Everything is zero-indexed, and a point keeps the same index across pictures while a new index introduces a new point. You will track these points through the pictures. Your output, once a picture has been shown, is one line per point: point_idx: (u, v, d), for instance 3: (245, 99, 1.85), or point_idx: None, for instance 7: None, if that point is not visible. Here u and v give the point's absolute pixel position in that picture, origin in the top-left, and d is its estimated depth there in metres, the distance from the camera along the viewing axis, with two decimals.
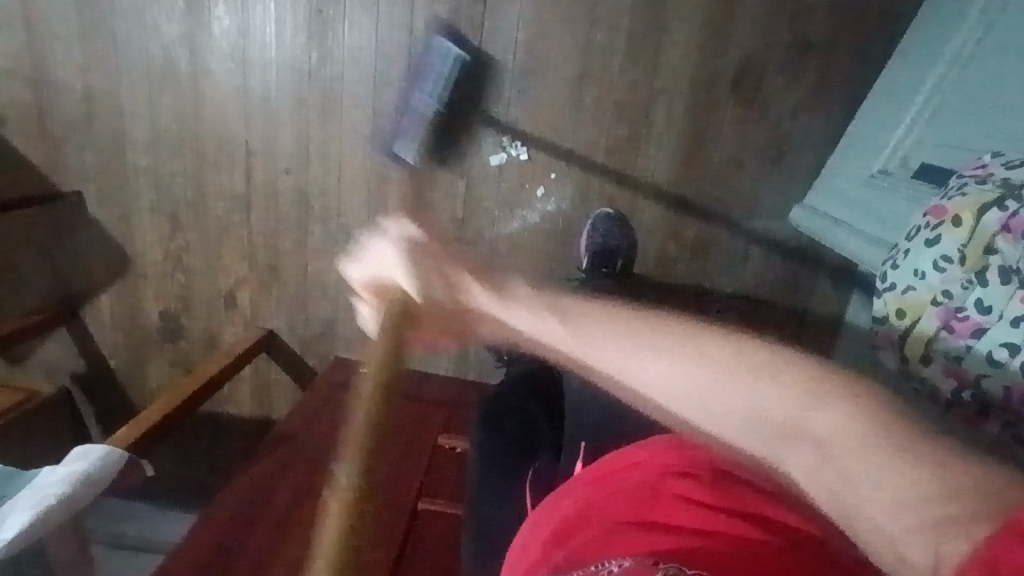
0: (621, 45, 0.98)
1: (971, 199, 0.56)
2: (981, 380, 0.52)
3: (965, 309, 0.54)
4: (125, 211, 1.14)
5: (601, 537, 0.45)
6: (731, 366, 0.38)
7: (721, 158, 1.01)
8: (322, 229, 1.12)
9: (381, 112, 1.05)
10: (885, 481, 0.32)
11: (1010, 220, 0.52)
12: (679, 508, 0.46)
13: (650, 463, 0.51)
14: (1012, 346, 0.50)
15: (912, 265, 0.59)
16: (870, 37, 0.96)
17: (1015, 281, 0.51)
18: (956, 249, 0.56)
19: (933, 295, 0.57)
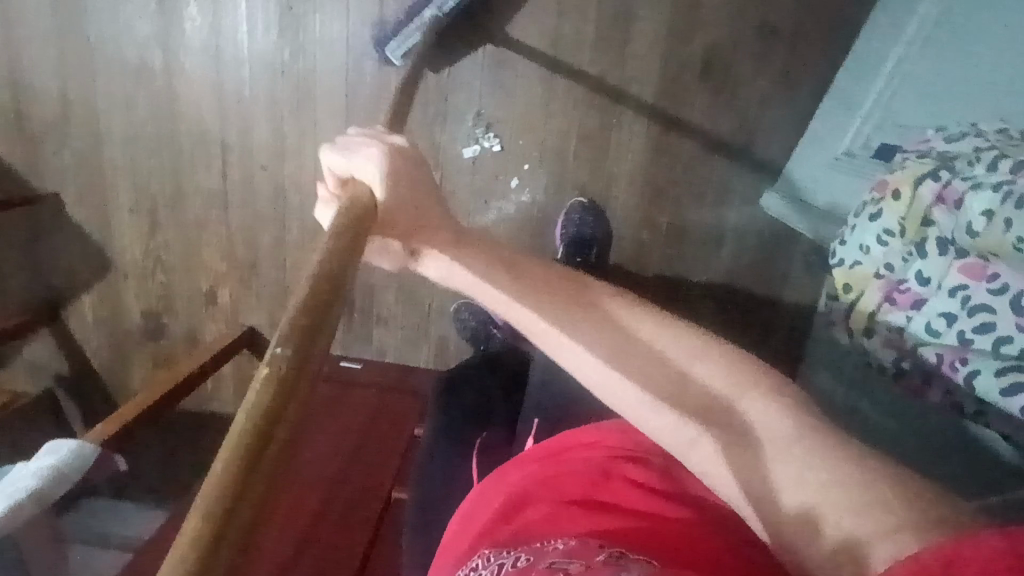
0: (591, 34, 0.97)
1: (910, 171, 0.55)
2: (918, 348, 0.52)
3: (905, 281, 0.53)
4: (104, 212, 1.14)
5: (548, 515, 0.42)
6: (701, 349, 0.44)
7: (694, 145, 1.00)
8: (299, 225, 1.11)
9: (355, 106, 1.04)
10: (809, 465, 0.37)
11: (944, 191, 0.51)
12: (628, 490, 0.43)
13: (600, 445, 0.49)
14: (948, 315, 0.49)
15: (858, 240, 0.58)
16: (839, 21, 0.95)
17: (952, 252, 0.49)
18: (895, 221, 0.54)
19: (876, 268, 0.56)
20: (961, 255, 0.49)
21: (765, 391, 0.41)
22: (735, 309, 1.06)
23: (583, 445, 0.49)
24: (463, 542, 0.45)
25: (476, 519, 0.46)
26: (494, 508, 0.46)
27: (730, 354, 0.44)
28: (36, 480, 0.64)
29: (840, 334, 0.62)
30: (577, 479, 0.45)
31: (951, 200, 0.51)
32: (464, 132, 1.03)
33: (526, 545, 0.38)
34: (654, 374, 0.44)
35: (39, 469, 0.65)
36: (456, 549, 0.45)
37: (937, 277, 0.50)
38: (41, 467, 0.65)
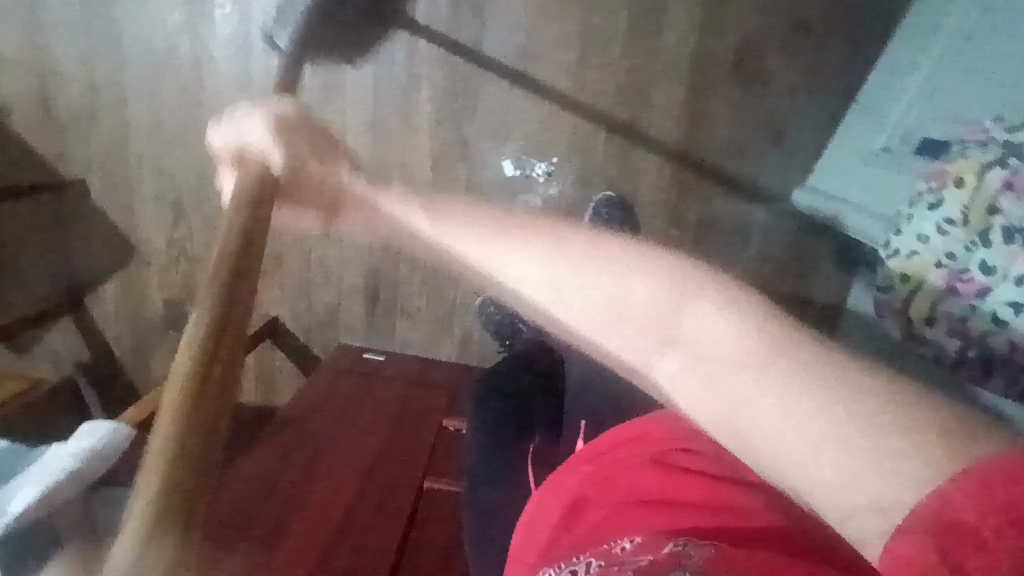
0: (621, 29, 0.97)
1: (971, 160, 0.55)
2: (985, 337, 0.51)
3: (968, 271, 0.53)
4: (128, 201, 1.14)
5: (610, 517, 0.41)
6: (615, 265, 0.43)
7: (723, 141, 1.00)
8: None
9: (383, 98, 1.04)
10: (797, 420, 0.30)
11: (1012, 179, 0.51)
12: (687, 481, 0.41)
13: (651, 436, 0.46)
14: (1016, 305, 0.49)
15: (916, 230, 0.58)
16: (871, 17, 0.94)
17: (1019, 241, 0.49)
18: (957, 208, 0.54)
19: (937, 257, 0.56)
20: None
21: (714, 300, 0.36)
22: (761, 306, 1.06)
23: (638, 436, 0.46)
24: (531, 544, 0.45)
25: (541, 522, 0.45)
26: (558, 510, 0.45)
27: (660, 271, 0.41)
28: (74, 461, 0.64)
29: (899, 328, 0.62)
30: (637, 475, 0.43)
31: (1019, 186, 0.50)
32: (491, 126, 1.03)
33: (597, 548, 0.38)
34: (578, 301, 0.42)
35: (78, 450, 0.65)
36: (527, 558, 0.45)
37: (1003, 273, 0.50)
38: (79, 448, 0.65)
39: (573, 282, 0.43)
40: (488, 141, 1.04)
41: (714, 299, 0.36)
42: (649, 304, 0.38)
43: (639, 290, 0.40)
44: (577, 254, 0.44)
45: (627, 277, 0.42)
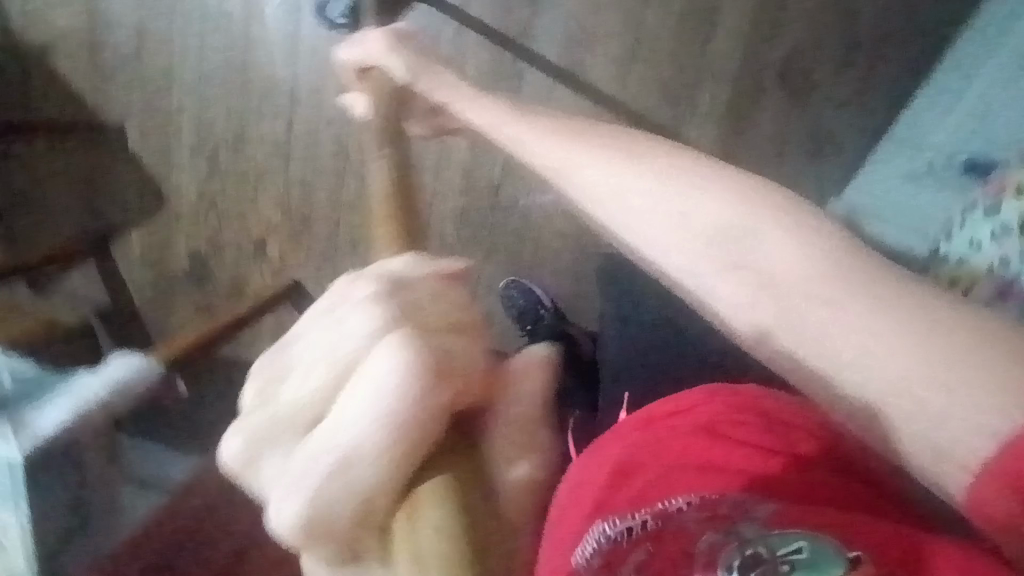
0: (672, 26, 0.97)
1: None
2: None
3: (1019, 281, 0.53)
4: (164, 150, 1.15)
5: (662, 480, 0.38)
6: (688, 176, 0.39)
7: (763, 148, 1.00)
8: (357, 184, 1.11)
9: None
10: (891, 344, 0.30)
11: None
12: (745, 450, 0.39)
13: (702, 406, 0.42)
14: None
15: (969, 236, 0.59)
16: (922, 36, 0.95)
17: None
18: (1012, 214, 0.57)
19: (990, 264, 0.56)
20: None
21: (784, 228, 0.35)
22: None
23: (686, 408, 0.42)
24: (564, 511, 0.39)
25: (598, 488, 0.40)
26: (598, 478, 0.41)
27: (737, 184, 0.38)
28: (105, 389, 0.65)
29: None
30: (687, 440, 0.40)
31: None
32: None
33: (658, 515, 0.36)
34: (649, 219, 0.39)
35: (110, 378, 0.65)
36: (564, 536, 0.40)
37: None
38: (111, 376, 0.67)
39: (640, 181, 0.40)
40: None
41: (789, 225, 0.35)
42: (726, 218, 0.37)
43: (712, 205, 0.37)
44: (645, 160, 0.41)
45: (702, 193, 0.38)
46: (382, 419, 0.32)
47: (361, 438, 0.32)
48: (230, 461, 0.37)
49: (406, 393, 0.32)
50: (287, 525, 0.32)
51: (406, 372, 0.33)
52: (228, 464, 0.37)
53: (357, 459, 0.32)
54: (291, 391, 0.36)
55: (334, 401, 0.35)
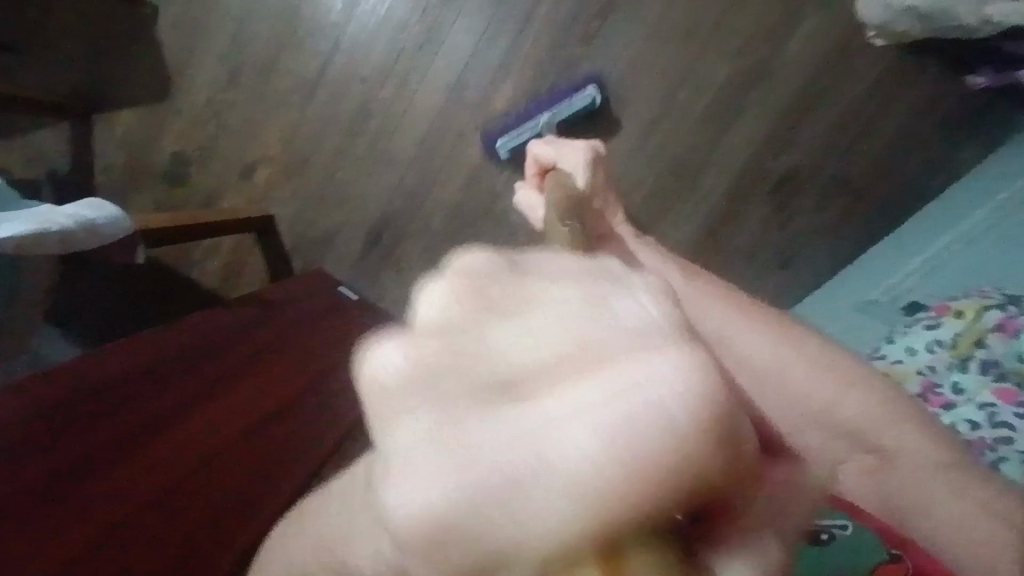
0: (699, 111, 1.06)
1: (973, 301, 0.64)
2: (999, 460, 0.54)
3: (941, 386, 0.61)
4: (191, 46, 1.14)
5: None
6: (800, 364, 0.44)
7: (738, 245, 1.09)
8: (367, 146, 1.13)
9: (472, 68, 1.09)
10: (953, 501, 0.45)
11: (1006, 322, 0.61)
12: None
13: None
14: (974, 422, 0.57)
15: (907, 342, 0.65)
16: (896, 196, 1.06)
17: (992, 374, 0.59)
18: (949, 333, 0.64)
19: (918, 368, 0.63)
20: (1001, 379, 0.59)
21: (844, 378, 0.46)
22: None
23: None
24: None
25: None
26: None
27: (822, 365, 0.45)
28: (70, 223, 0.65)
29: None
30: None
31: (1009, 331, 0.61)
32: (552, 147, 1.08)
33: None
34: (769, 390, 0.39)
35: (78, 215, 0.66)
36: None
37: (977, 398, 0.58)
38: (79, 214, 0.67)
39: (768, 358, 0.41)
40: None
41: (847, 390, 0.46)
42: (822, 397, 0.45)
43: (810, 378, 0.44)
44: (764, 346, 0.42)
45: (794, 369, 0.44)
46: (633, 457, 0.18)
47: (587, 456, 0.18)
48: (374, 379, 0.22)
49: (709, 442, 0.18)
50: (415, 514, 0.18)
51: (713, 410, 0.19)
52: (365, 376, 0.22)
53: (550, 486, 0.18)
54: (497, 353, 0.21)
55: (551, 390, 0.20)
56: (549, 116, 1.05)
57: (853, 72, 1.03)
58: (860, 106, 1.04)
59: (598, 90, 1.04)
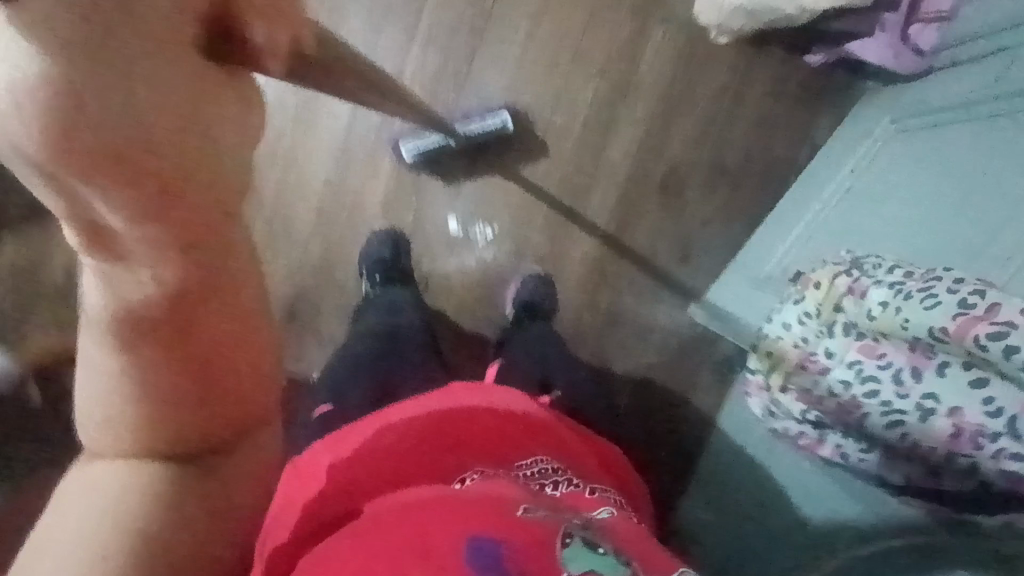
0: (575, 131, 1.10)
1: (825, 271, 0.69)
2: (865, 419, 0.59)
3: (815, 353, 0.65)
4: None
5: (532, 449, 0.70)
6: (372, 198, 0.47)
7: (639, 248, 1.12)
8: (264, 228, 1.13)
9: (352, 135, 1.11)
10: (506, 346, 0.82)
11: (853, 285, 0.65)
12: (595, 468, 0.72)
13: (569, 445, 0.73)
14: (845, 383, 0.61)
15: (783, 318, 0.71)
16: (774, 171, 1.10)
17: (853, 334, 0.62)
18: (811, 301, 0.69)
19: (794, 341, 0.69)
20: (860, 337, 0.61)
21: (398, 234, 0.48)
22: (639, 398, 1.11)
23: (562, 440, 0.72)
24: (508, 439, 0.70)
25: (522, 429, 0.72)
26: (502, 447, 0.69)
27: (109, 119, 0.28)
28: None
29: (764, 410, 0.75)
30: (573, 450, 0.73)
31: (857, 290, 0.64)
32: (446, 198, 1.12)
33: (548, 476, 0.64)
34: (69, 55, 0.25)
35: None
36: (446, 461, 0.64)
37: (833, 355, 0.63)
38: None
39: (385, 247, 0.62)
40: (445, 217, 1.12)
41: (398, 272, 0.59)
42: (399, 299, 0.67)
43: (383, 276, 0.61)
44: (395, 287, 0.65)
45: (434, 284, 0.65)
46: None
47: None
48: None
49: None
50: None
51: None
52: None
53: None
54: None
55: None
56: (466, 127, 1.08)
57: (707, 68, 1.08)
58: (721, 95, 1.09)
59: (508, 116, 1.07)
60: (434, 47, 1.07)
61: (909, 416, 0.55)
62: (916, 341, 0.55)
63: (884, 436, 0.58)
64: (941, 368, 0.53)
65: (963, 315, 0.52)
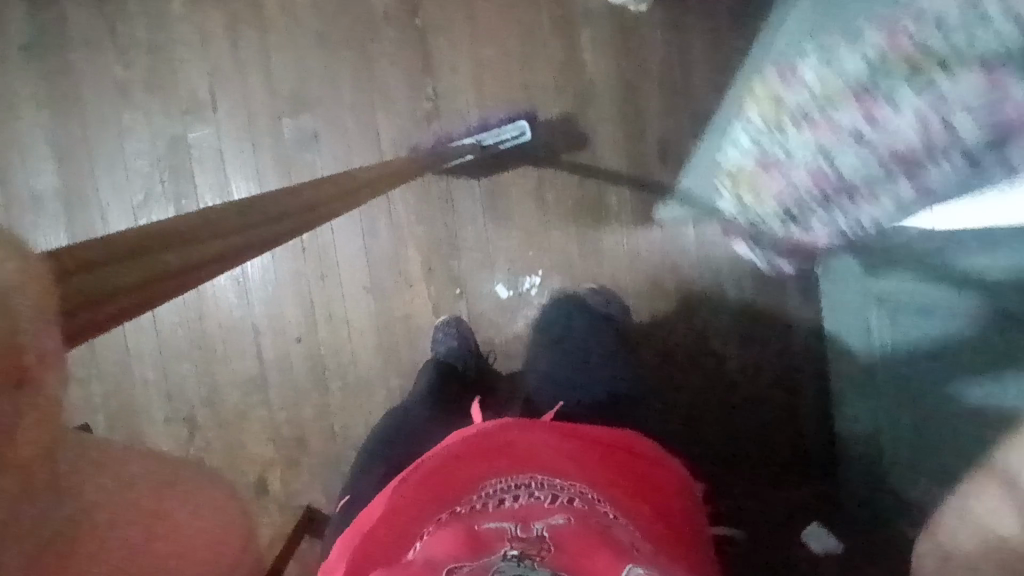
0: (562, 151, 1.12)
1: (748, 104, 0.85)
2: (839, 174, 0.76)
3: (778, 154, 0.80)
4: (137, 430, 1.14)
5: (506, 467, 0.63)
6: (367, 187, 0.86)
7: (673, 221, 1.11)
8: (341, 386, 1.14)
9: (374, 261, 1.13)
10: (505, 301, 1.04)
11: (784, 74, 0.77)
12: (575, 466, 0.64)
13: (543, 452, 0.66)
14: (814, 158, 0.77)
15: (743, 138, 0.84)
16: None
17: (801, 121, 0.75)
18: (758, 120, 0.81)
19: (750, 153, 0.84)
20: (810, 123, 0.74)
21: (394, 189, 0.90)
22: (745, 345, 1.10)
23: (537, 453, 0.66)
24: (478, 471, 0.64)
25: (485, 453, 0.67)
26: (456, 484, 0.63)
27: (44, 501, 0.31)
28: None
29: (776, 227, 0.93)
30: (550, 453, 0.65)
31: (786, 76, 0.76)
32: (485, 272, 1.13)
33: (507, 494, 0.58)
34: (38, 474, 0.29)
35: None
36: (410, 527, 0.59)
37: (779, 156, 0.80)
38: None
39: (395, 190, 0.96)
40: (493, 287, 1.14)
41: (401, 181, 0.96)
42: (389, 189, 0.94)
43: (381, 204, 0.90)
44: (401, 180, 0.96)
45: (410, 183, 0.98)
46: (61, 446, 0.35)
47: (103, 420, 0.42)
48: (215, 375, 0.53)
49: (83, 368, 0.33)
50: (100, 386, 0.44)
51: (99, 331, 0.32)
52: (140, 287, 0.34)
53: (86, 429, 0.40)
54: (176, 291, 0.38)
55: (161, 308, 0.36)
56: (479, 141, 1.09)
57: (645, 35, 1.09)
58: (669, 51, 1.10)
59: (527, 123, 1.09)
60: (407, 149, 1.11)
61: (873, 134, 0.70)
62: (854, 86, 0.69)
63: (876, 170, 0.73)
64: (890, 98, 0.67)
65: (888, 23, 0.65)
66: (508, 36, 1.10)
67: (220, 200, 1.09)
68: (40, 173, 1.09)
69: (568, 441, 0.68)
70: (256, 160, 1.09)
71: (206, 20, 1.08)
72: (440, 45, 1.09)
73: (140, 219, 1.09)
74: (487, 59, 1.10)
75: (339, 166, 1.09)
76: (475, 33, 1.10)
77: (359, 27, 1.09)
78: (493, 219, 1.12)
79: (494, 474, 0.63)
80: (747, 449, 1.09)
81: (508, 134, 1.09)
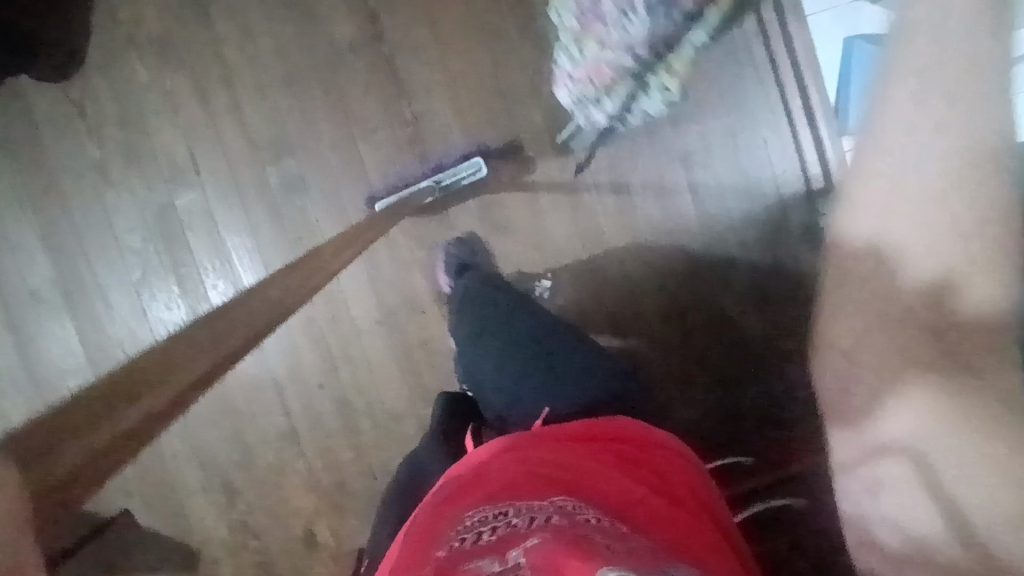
0: (549, 150, 1.10)
1: None
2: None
3: None
4: (177, 506, 1.13)
5: (478, 497, 0.55)
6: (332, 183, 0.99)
7: (670, 201, 1.10)
8: (371, 424, 1.13)
9: (382, 293, 1.12)
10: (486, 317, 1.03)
11: None
12: (555, 476, 0.56)
13: (517, 469, 0.57)
14: None
15: None
16: (727, 58, 1.08)
17: None
18: None
19: None
20: None
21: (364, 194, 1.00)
22: (763, 310, 1.09)
23: (511, 471, 0.57)
24: (446, 505, 0.55)
25: (452, 485, 0.58)
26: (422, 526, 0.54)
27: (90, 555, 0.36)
28: None
29: (582, 71, 1.00)
30: (524, 467, 0.57)
31: None
32: None
33: (477, 525, 0.49)
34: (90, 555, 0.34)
35: None
36: None
37: None
38: None
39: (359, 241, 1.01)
40: None
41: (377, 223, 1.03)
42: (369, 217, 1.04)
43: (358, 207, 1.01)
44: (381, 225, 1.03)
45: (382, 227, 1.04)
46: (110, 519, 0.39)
47: None
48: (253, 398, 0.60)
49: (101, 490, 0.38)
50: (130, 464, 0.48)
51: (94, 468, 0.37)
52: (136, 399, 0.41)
53: None
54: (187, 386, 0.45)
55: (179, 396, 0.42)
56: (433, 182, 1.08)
57: None
58: None
59: (482, 159, 1.08)
60: (396, 176, 1.10)
61: None
62: None
63: None
64: None
65: None
66: (475, 46, 1.09)
67: (218, 260, 1.08)
68: (33, 267, 1.08)
69: (540, 448, 0.60)
70: (247, 214, 1.08)
71: (172, 85, 1.07)
72: (409, 67, 1.08)
73: (141, 294, 1.08)
74: (459, 73, 1.09)
75: (330, 205, 1.08)
76: (442, 48, 1.09)
77: (325, 63, 1.07)
78: (493, 230, 1.11)
79: (463, 507, 0.54)
80: (783, 413, 1.08)
81: (461, 174, 1.08)
